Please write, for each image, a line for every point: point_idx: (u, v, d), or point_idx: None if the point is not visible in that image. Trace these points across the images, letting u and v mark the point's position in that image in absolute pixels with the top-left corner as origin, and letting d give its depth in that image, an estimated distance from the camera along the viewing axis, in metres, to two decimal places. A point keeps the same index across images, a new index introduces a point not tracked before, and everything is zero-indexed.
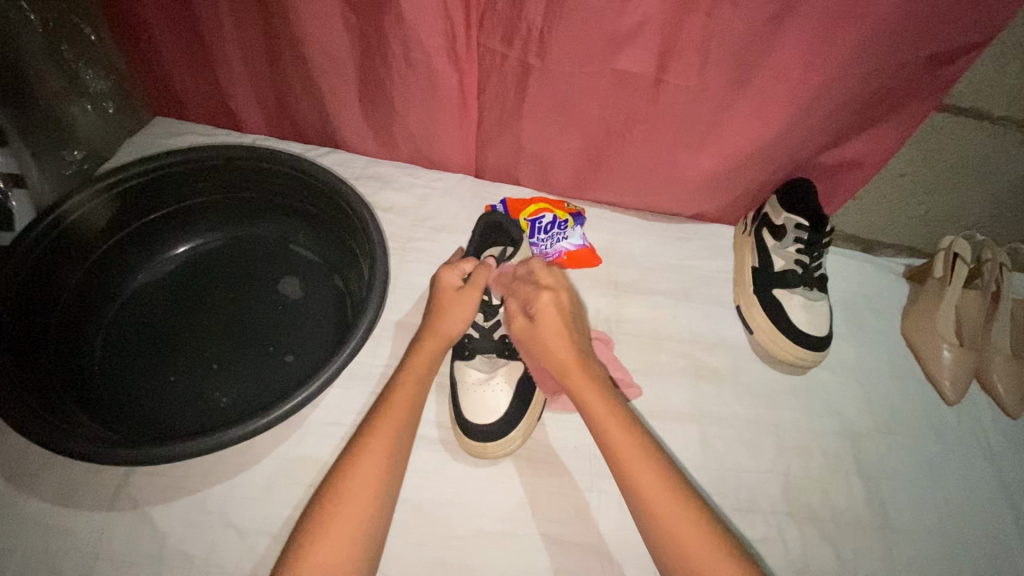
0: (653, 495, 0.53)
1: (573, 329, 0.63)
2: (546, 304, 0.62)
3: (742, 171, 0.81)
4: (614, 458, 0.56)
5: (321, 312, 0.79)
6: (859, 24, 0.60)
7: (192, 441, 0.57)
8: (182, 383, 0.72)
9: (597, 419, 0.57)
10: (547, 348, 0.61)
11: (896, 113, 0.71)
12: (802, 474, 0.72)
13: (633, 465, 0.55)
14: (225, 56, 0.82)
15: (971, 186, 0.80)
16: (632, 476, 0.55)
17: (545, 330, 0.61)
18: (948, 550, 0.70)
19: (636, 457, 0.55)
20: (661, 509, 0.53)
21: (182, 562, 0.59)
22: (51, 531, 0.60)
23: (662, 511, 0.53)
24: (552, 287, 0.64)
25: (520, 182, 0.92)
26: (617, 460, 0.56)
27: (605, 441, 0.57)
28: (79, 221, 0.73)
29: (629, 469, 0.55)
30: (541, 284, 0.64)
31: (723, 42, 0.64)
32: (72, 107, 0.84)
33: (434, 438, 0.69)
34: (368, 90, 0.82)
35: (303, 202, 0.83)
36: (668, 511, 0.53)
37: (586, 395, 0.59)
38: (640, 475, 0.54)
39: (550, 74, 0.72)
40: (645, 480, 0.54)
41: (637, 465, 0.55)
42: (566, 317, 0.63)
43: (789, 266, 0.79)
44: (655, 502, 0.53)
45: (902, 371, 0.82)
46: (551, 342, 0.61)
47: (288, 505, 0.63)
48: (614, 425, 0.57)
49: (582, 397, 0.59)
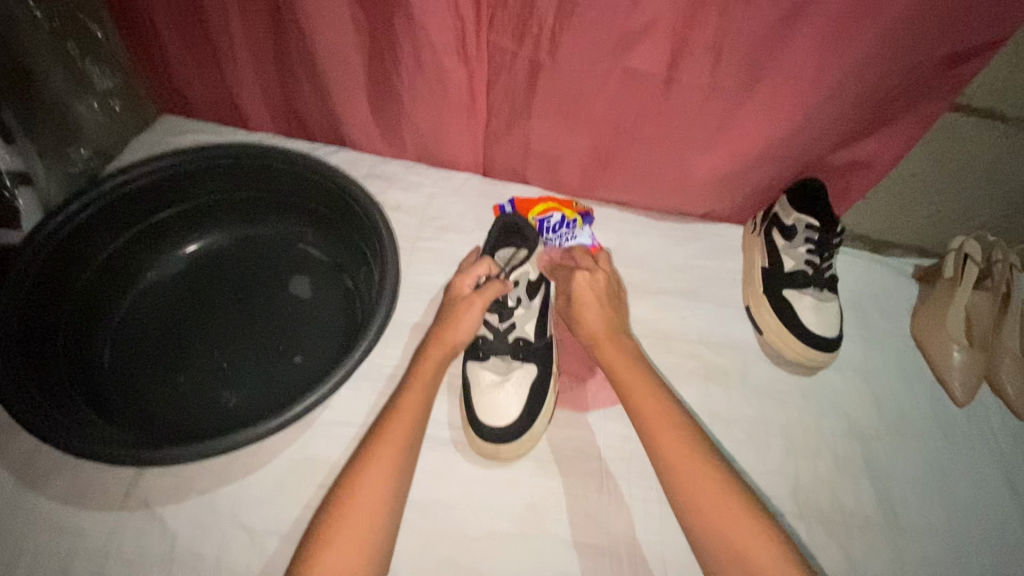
0: (680, 459, 0.57)
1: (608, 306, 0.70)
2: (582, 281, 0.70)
3: (752, 170, 0.80)
4: (645, 428, 0.61)
5: (330, 312, 0.79)
6: (874, 23, 0.60)
7: (203, 443, 0.57)
8: (192, 384, 0.72)
9: (625, 382, 0.64)
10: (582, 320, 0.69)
11: (909, 113, 0.70)
12: (811, 476, 0.72)
13: (659, 433, 0.59)
14: (232, 53, 0.82)
15: (982, 187, 0.79)
16: (659, 444, 0.59)
17: (581, 301, 0.70)
18: (957, 551, 0.69)
19: (663, 427, 0.60)
20: (687, 475, 0.57)
21: (192, 562, 0.60)
22: (61, 530, 0.61)
23: (685, 476, 0.57)
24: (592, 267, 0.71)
25: (528, 181, 0.92)
26: (647, 428, 0.60)
27: (635, 412, 0.62)
28: (88, 220, 0.72)
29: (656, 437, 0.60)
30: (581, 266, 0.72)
31: (735, 41, 0.63)
32: (78, 104, 0.83)
33: (444, 439, 0.69)
34: (377, 88, 0.81)
35: (311, 202, 0.82)
36: (693, 475, 0.56)
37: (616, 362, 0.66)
38: (657, 433, 0.60)
39: (560, 72, 0.71)
40: (673, 447, 0.58)
41: (664, 434, 0.59)
42: (602, 294, 0.70)
43: (800, 267, 0.79)
44: (681, 465, 0.57)
45: (911, 373, 0.81)
46: (586, 316, 0.69)
47: (297, 506, 0.63)
48: (640, 396, 0.62)
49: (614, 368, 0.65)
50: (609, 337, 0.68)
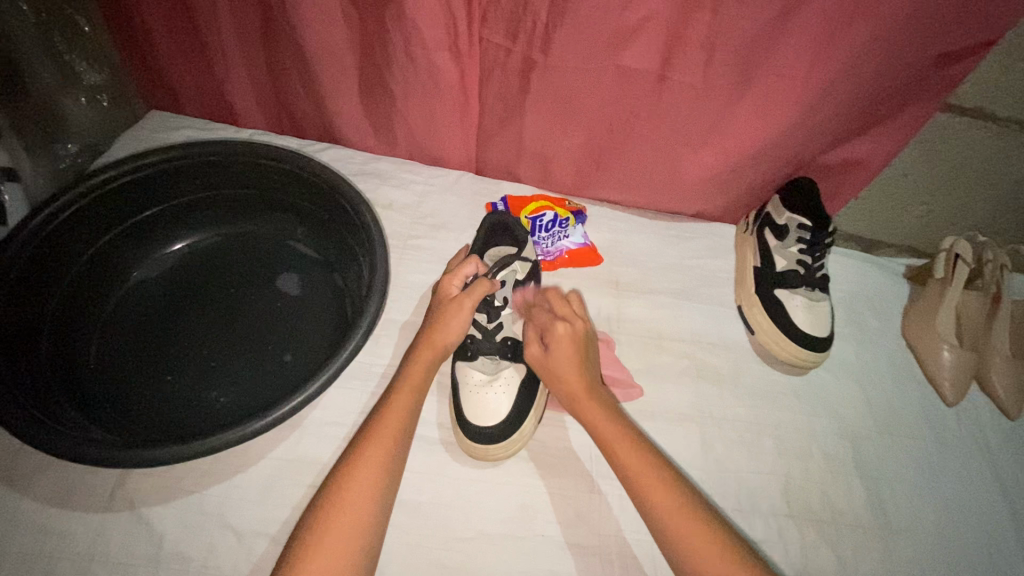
0: (669, 513, 0.54)
1: (586, 354, 0.64)
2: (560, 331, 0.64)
3: (745, 169, 0.80)
4: (631, 484, 0.57)
5: (319, 310, 0.78)
6: (866, 23, 0.60)
7: (190, 443, 0.56)
8: (180, 382, 0.71)
9: (611, 447, 0.59)
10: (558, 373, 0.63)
11: (900, 112, 0.70)
12: (802, 476, 0.72)
13: (645, 487, 0.56)
14: (222, 48, 0.81)
15: (974, 188, 0.79)
16: (648, 498, 0.55)
17: (559, 357, 0.63)
18: (946, 552, 0.70)
19: (649, 481, 0.56)
20: (679, 531, 0.53)
21: (179, 564, 0.59)
22: (46, 531, 0.60)
23: (677, 533, 0.53)
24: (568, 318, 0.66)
25: (521, 179, 0.92)
26: (631, 482, 0.57)
27: (619, 467, 0.58)
28: (73, 217, 0.72)
29: (643, 493, 0.56)
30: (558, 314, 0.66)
31: (727, 40, 0.63)
32: (66, 99, 0.82)
33: (434, 439, 0.68)
34: (369, 85, 0.81)
35: (301, 199, 0.82)
36: (684, 530, 0.53)
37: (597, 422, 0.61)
38: (652, 496, 0.55)
39: (553, 69, 0.71)
40: (661, 500, 0.55)
41: (654, 491, 0.55)
42: (580, 342, 0.64)
43: (791, 266, 0.79)
44: (671, 519, 0.54)
45: (902, 372, 0.82)
46: (564, 369, 0.63)
47: (286, 506, 0.62)
48: (621, 450, 0.58)
49: (591, 422, 0.61)
50: (586, 394, 0.62)
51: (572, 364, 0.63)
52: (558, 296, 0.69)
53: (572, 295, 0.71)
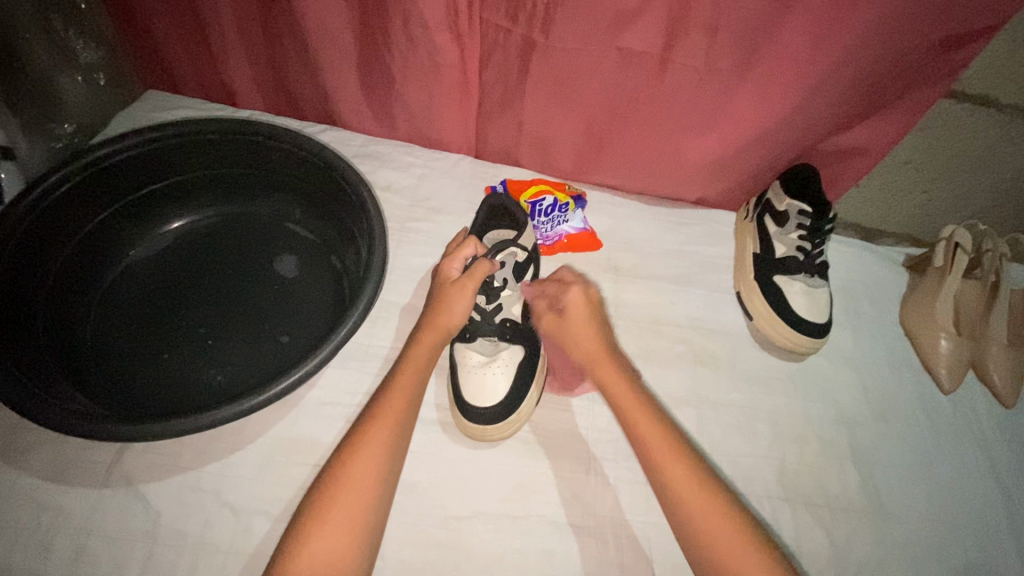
0: (677, 475, 0.55)
1: (600, 323, 0.67)
2: (574, 300, 0.67)
3: (745, 155, 0.80)
4: (643, 447, 0.57)
5: (317, 291, 0.78)
6: (870, 6, 0.59)
7: (186, 418, 0.56)
8: (176, 361, 0.71)
9: (624, 408, 0.60)
10: (575, 340, 0.65)
11: (903, 98, 0.69)
12: (797, 461, 0.72)
13: (658, 451, 0.56)
14: (219, 27, 0.80)
15: (974, 176, 0.79)
16: (657, 460, 0.56)
17: (571, 322, 0.66)
18: (939, 537, 0.70)
19: (662, 445, 0.57)
20: (684, 495, 0.54)
21: (176, 540, 0.59)
22: (42, 508, 0.60)
23: (688, 497, 0.53)
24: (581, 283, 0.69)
25: (521, 163, 0.91)
26: (642, 444, 0.58)
27: (634, 432, 0.59)
28: (70, 193, 0.71)
29: (654, 455, 0.56)
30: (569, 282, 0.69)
31: (730, 22, 0.62)
32: (62, 77, 0.81)
33: (431, 420, 0.68)
34: (367, 66, 0.80)
35: (300, 180, 0.81)
36: (690, 494, 0.53)
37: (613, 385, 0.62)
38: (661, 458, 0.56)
39: (554, 51, 0.70)
40: (670, 464, 0.55)
41: (662, 452, 0.56)
42: (592, 311, 0.67)
43: (790, 253, 0.79)
44: (678, 483, 0.54)
45: (899, 360, 0.82)
46: (580, 336, 0.65)
47: (283, 485, 0.63)
48: (639, 415, 0.59)
49: (605, 385, 0.62)
50: (602, 356, 0.63)
51: (586, 329, 0.65)
52: (570, 274, 0.73)
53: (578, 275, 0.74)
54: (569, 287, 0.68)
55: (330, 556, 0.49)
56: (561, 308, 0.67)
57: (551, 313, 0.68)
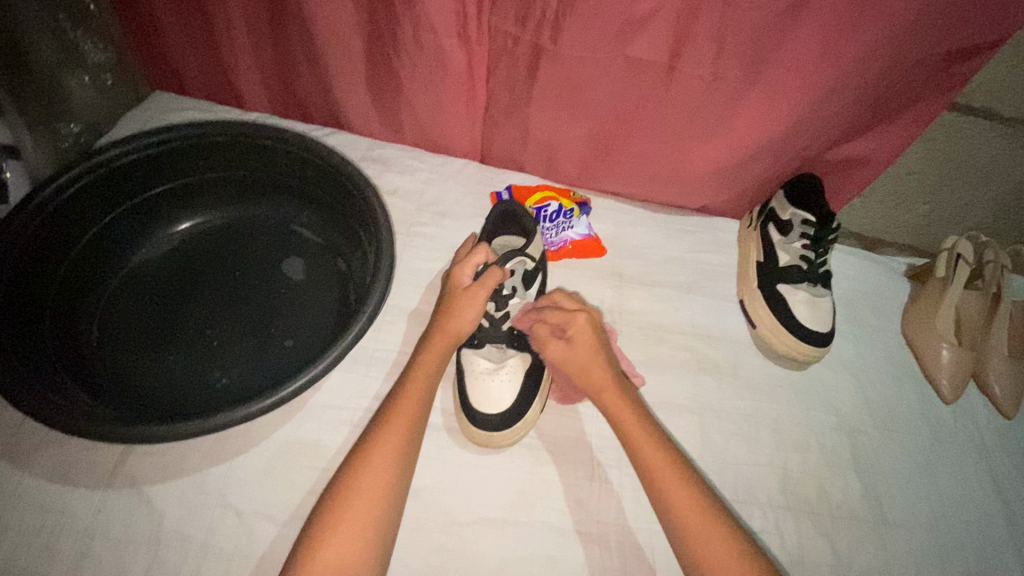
0: (684, 505, 0.55)
1: (606, 349, 0.65)
2: (580, 324, 0.64)
3: (749, 164, 0.80)
4: (649, 477, 0.57)
5: (322, 294, 0.78)
6: (877, 19, 0.60)
7: (192, 421, 0.56)
8: (181, 362, 0.71)
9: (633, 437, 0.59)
10: (584, 367, 0.63)
11: (908, 110, 0.70)
12: (799, 469, 0.72)
13: (663, 480, 0.56)
14: (228, 30, 0.80)
15: (976, 187, 0.80)
16: (663, 489, 0.56)
17: (579, 348, 0.64)
18: (940, 548, 0.70)
19: (671, 475, 0.56)
20: (697, 530, 0.53)
21: (180, 543, 0.59)
22: (47, 509, 0.60)
23: (696, 532, 0.53)
24: (584, 308, 0.67)
25: (526, 169, 0.91)
26: (648, 475, 0.57)
27: (642, 462, 0.58)
28: (77, 194, 0.71)
29: (660, 486, 0.56)
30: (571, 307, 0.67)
31: (738, 33, 0.63)
32: (69, 79, 0.81)
33: (436, 425, 0.68)
34: (375, 70, 0.80)
35: (307, 182, 0.81)
36: (697, 528, 0.53)
37: (623, 412, 0.61)
38: (670, 489, 0.56)
39: (563, 58, 0.71)
40: (676, 492, 0.56)
41: (670, 480, 0.56)
42: (598, 336, 0.65)
43: (794, 262, 0.79)
44: (687, 514, 0.54)
45: (901, 369, 0.82)
46: (590, 362, 0.63)
47: (289, 488, 0.63)
48: (646, 444, 0.59)
49: (617, 416, 0.61)
50: (612, 381, 0.62)
51: (595, 357, 0.63)
52: (564, 295, 0.70)
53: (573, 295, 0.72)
54: (574, 312, 0.65)
55: (343, 562, 0.49)
56: (567, 332, 0.65)
57: (555, 339, 0.65)
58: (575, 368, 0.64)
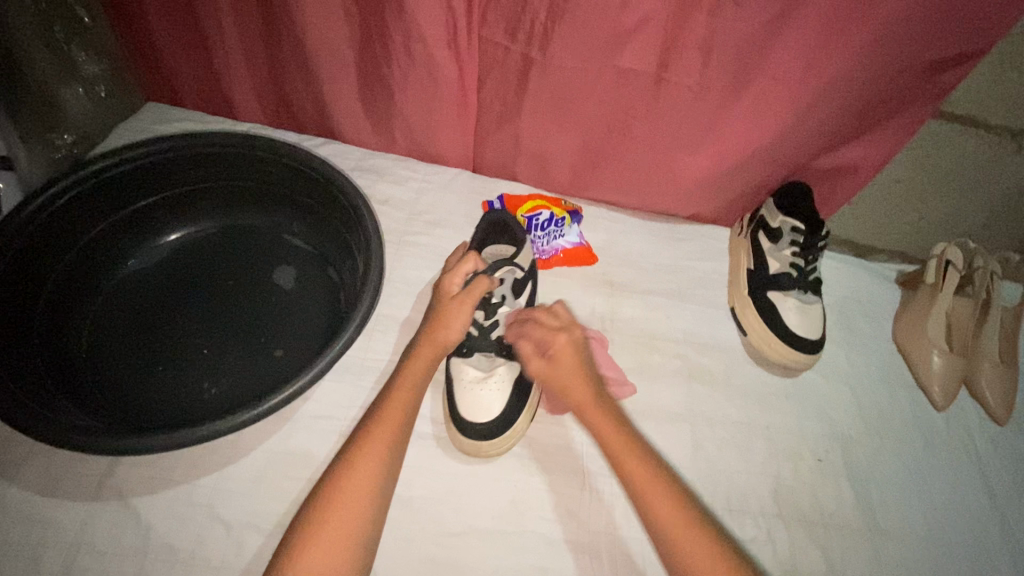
0: (681, 533, 0.53)
1: (589, 368, 0.65)
2: (562, 345, 0.65)
3: (739, 172, 0.81)
4: (641, 504, 0.56)
5: (313, 303, 0.78)
6: (859, 30, 0.60)
7: (177, 431, 0.56)
8: (170, 372, 0.71)
9: (619, 461, 0.59)
10: (567, 388, 0.64)
11: (895, 118, 0.71)
12: (792, 477, 0.72)
13: (650, 500, 0.56)
14: (222, 44, 0.81)
15: (965, 195, 0.80)
16: (655, 515, 0.55)
17: (562, 368, 0.64)
18: (933, 554, 0.70)
19: (658, 498, 0.56)
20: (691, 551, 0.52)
21: (167, 555, 0.59)
22: (33, 521, 0.59)
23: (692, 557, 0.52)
24: (566, 328, 0.68)
25: (518, 178, 0.92)
26: (641, 505, 0.56)
27: (629, 482, 0.58)
28: (68, 204, 0.71)
29: (653, 512, 0.55)
30: (553, 326, 0.68)
31: (723, 43, 0.64)
32: (63, 89, 0.82)
33: (427, 434, 0.68)
34: (367, 82, 0.81)
35: (299, 193, 0.82)
36: (693, 551, 0.52)
37: (606, 434, 0.61)
38: (661, 516, 0.55)
39: (552, 69, 0.72)
40: (671, 522, 0.54)
41: (657, 500, 0.55)
42: (581, 356, 0.66)
43: (784, 270, 0.79)
44: (682, 540, 0.53)
45: (893, 376, 0.82)
46: (571, 382, 0.63)
47: (277, 499, 0.62)
48: (632, 467, 0.58)
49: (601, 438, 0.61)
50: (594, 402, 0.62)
51: (576, 377, 0.64)
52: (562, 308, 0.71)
53: (556, 304, 0.73)
54: (556, 333, 0.66)
55: (322, 569, 0.49)
56: (549, 352, 0.65)
57: (539, 359, 0.66)
58: (559, 389, 0.64)
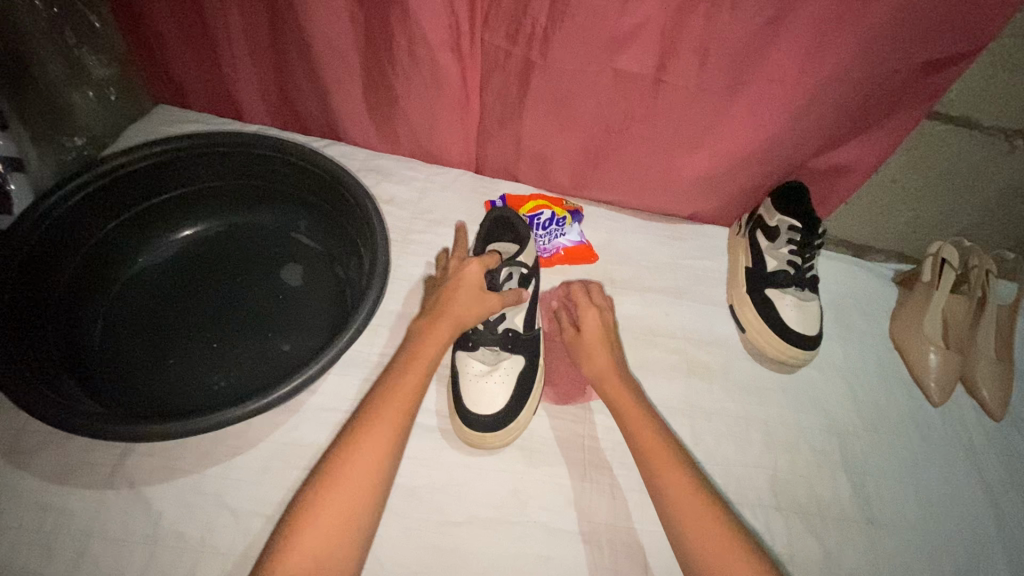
0: (677, 488, 0.58)
1: (613, 343, 0.72)
2: (591, 318, 0.73)
3: (737, 172, 0.82)
4: (646, 458, 0.61)
5: (320, 300, 0.79)
6: (852, 33, 0.62)
7: (188, 419, 0.57)
8: (180, 365, 0.72)
9: (628, 421, 0.64)
10: (590, 354, 0.70)
11: (890, 118, 0.72)
12: (790, 470, 0.73)
13: (655, 458, 0.60)
14: (230, 48, 0.83)
15: (959, 194, 0.82)
16: (659, 471, 0.59)
17: (589, 338, 0.71)
18: (930, 546, 0.71)
19: (661, 455, 0.60)
20: (690, 507, 0.56)
21: (177, 542, 0.60)
22: (46, 509, 0.61)
23: (687, 515, 0.56)
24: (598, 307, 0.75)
25: (519, 178, 0.94)
26: (645, 460, 0.61)
27: (635, 439, 0.63)
28: (82, 201, 0.73)
29: (658, 469, 0.60)
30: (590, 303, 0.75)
31: (720, 45, 0.65)
32: (73, 92, 0.84)
33: (431, 426, 0.69)
34: (372, 84, 0.83)
35: (306, 191, 0.83)
36: (689, 505, 0.56)
37: (622, 396, 0.66)
38: (665, 471, 0.59)
39: (553, 71, 0.73)
40: (673, 477, 0.58)
41: (660, 456, 0.60)
42: (607, 331, 0.72)
43: (781, 266, 0.81)
44: (681, 496, 0.57)
45: (890, 372, 0.83)
46: (594, 347, 0.70)
47: (284, 488, 0.63)
48: (643, 428, 0.63)
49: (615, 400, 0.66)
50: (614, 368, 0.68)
51: (600, 346, 0.70)
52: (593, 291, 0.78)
53: (594, 286, 0.79)
54: (588, 308, 0.74)
55: (319, 548, 0.50)
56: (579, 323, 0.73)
57: (570, 330, 0.73)
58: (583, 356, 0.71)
